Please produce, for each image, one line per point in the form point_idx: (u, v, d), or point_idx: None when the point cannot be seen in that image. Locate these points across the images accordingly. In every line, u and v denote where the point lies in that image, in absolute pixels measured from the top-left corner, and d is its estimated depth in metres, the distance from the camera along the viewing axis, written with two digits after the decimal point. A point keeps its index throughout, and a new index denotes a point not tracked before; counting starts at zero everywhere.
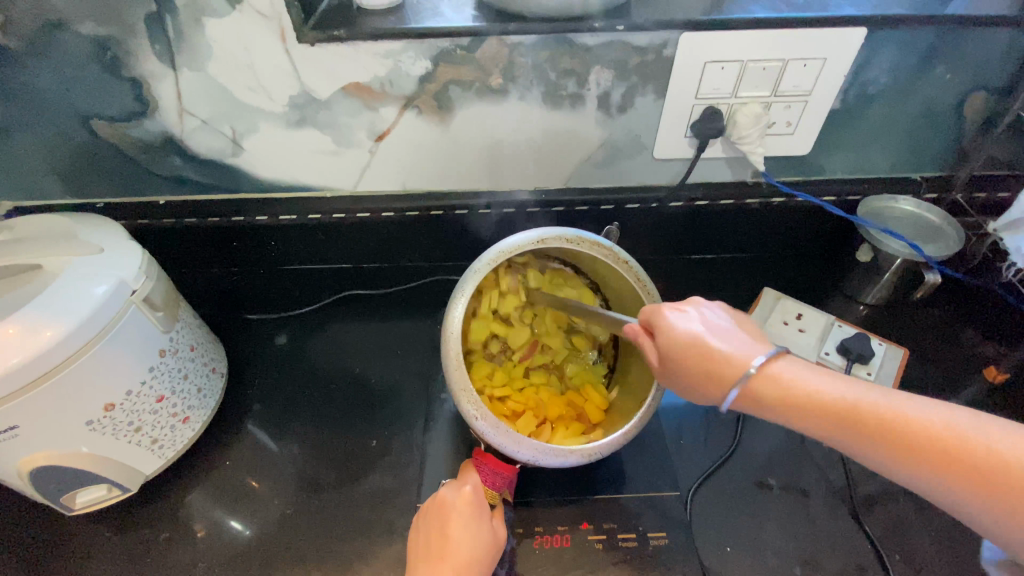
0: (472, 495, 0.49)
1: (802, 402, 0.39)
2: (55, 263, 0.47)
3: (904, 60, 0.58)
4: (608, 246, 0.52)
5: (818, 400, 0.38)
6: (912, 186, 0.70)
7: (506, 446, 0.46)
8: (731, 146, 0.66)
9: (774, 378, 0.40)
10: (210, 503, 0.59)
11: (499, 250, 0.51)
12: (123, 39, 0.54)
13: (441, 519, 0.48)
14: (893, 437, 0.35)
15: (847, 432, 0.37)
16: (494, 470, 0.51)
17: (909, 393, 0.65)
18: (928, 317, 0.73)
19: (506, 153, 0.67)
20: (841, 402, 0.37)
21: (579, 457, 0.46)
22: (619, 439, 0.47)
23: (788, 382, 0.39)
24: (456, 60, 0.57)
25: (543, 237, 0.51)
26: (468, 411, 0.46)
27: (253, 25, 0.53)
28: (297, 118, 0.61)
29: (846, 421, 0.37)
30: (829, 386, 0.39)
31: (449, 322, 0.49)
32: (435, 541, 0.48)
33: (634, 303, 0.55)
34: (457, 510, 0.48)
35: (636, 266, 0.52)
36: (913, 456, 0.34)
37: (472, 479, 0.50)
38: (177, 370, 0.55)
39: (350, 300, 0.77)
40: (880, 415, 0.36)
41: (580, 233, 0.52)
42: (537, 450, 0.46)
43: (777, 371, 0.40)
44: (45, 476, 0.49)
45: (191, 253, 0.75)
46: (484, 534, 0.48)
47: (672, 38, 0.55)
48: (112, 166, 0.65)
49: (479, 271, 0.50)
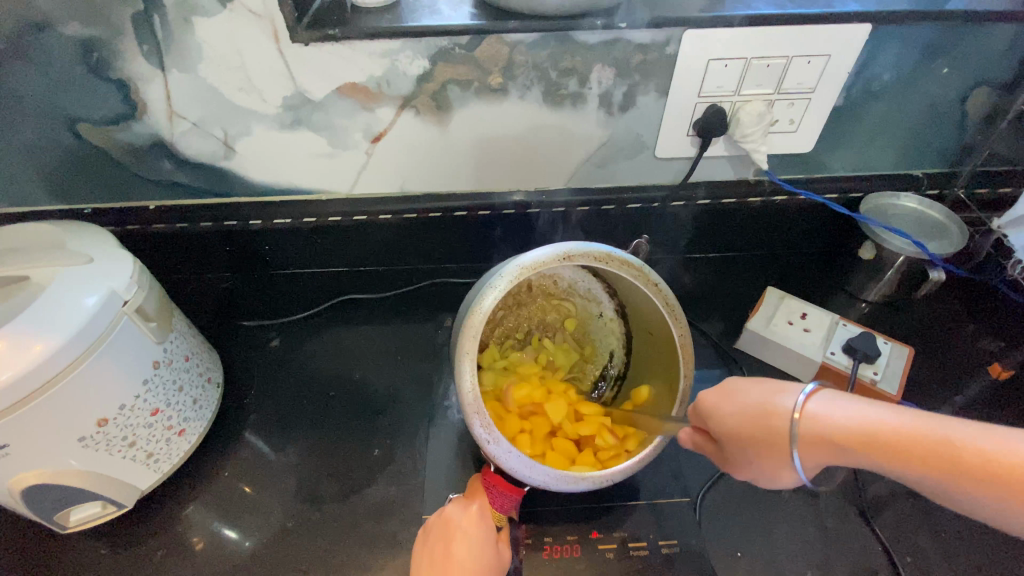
0: (478, 514, 0.49)
1: (857, 442, 0.37)
2: (44, 275, 0.46)
3: (907, 56, 0.58)
4: (638, 266, 0.49)
5: (885, 437, 0.36)
6: (914, 183, 0.70)
7: (520, 471, 0.45)
8: (734, 144, 0.65)
9: (822, 425, 0.38)
10: (208, 516, 0.58)
11: (523, 265, 0.48)
12: (110, 40, 0.52)
13: (447, 539, 0.48)
14: (981, 473, 0.33)
15: (904, 469, 0.35)
16: (504, 493, 0.50)
17: (916, 391, 0.65)
18: (931, 314, 0.73)
19: (505, 153, 0.65)
20: (902, 435, 0.36)
21: (590, 484, 0.46)
22: (629, 467, 0.48)
23: (836, 427, 0.38)
24: (454, 59, 0.55)
25: (569, 253, 0.48)
26: (481, 434, 0.45)
27: (244, 23, 0.52)
28: (291, 120, 0.59)
29: (924, 458, 0.35)
30: (875, 420, 0.37)
31: (467, 338, 0.46)
32: (438, 561, 0.47)
33: (655, 319, 0.54)
34: (465, 529, 0.48)
35: (665, 288, 0.50)
36: (947, 475, 0.34)
37: (479, 499, 0.50)
38: (172, 381, 0.53)
39: (347, 305, 0.76)
40: (933, 443, 0.35)
41: (609, 251, 0.49)
42: (550, 476, 0.46)
43: (818, 412, 0.39)
44: (38, 494, 0.47)
45: (184, 258, 0.73)
46: (488, 555, 0.47)
47: (675, 35, 0.54)
48: (99, 171, 0.63)
49: (500, 285, 0.47)
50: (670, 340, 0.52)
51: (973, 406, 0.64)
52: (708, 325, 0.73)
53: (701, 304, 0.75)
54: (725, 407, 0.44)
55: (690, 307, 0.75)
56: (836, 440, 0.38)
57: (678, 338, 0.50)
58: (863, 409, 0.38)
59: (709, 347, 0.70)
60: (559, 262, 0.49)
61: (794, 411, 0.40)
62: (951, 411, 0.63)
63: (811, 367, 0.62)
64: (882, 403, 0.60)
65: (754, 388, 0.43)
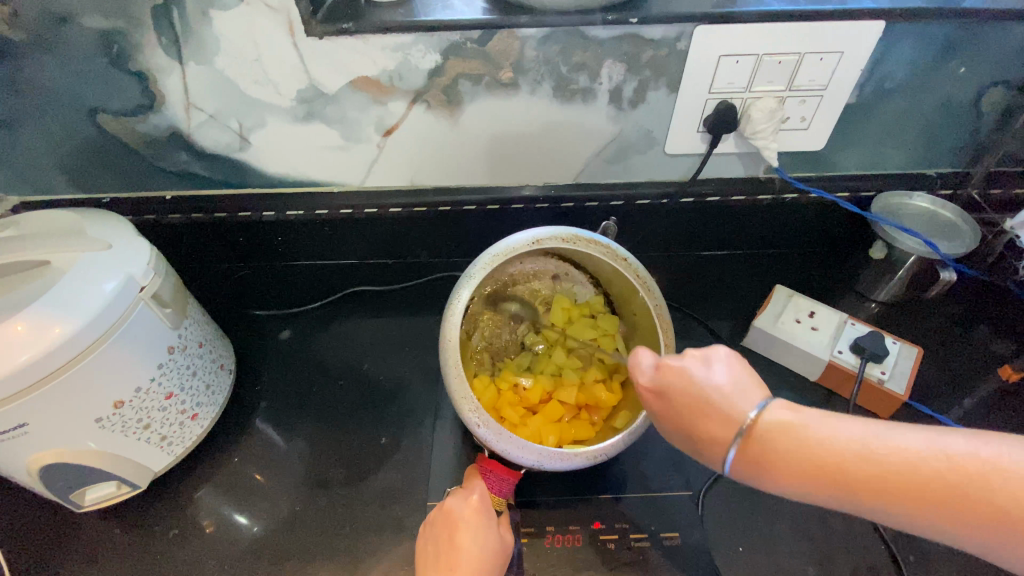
0: (480, 503, 0.49)
1: (802, 474, 0.33)
2: (64, 260, 0.47)
3: (921, 54, 0.57)
4: (604, 243, 0.52)
5: (828, 462, 0.32)
6: (926, 182, 0.70)
7: (512, 452, 0.46)
8: (744, 141, 0.65)
9: (771, 437, 0.34)
10: (219, 499, 0.59)
11: (494, 254, 0.50)
12: (130, 32, 0.53)
13: (451, 527, 0.48)
14: (925, 498, 0.30)
15: (857, 495, 0.32)
16: (500, 477, 0.51)
17: (924, 391, 0.65)
18: (942, 315, 0.72)
19: (516, 148, 0.66)
20: (867, 461, 0.31)
21: (584, 459, 0.47)
22: (622, 440, 0.48)
23: (788, 441, 0.34)
24: (466, 53, 0.56)
25: (539, 238, 0.51)
26: (472, 418, 0.46)
27: (260, 17, 0.53)
28: (305, 113, 0.60)
29: (867, 483, 0.31)
30: (844, 437, 0.33)
31: (448, 324, 0.49)
32: (444, 553, 0.47)
33: (633, 299, 0.56)
34: (467, 518, 0.48)
35: (633, 261, 0.52)
36: (910, 501, 0.30)
37: (478, 487, 0.51)
38: (186, 366, 0.55)
39: (357, 297, 0.77)
40: (897, 468, 0.31)
41: (576, 232, 0.52)
42: (543, 455, 0.46)
43: (778, 429, 0.34)
44: (56, 472, 0.49)
45: (199, 249, 0.75)
46: (491, 543, 0.48)
47: (686, 31, 0.54)
48: (118, 161, 0.64)
49: (474, 276, 0.50)
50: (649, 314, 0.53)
51: (983, 407, 0.63)
52: (715, 321, 0.73)
53: (708, 301, 0.75)
54: (680, 389, 0.39)
55: (697, 304, 0.75)
56: (786, 471, 0.34)
57: (654, 310, 0.51)
58: (808, 416, 0.34)
59: (716, 344, 0.70)
60: (530, 248, 0.52)
61: (751, 420, 0.36)
62: (959, 413, 0.63)
63: (818, 365, 0.62)
64: (889, 402, 0.60)
65: (716, 371, 0.38)
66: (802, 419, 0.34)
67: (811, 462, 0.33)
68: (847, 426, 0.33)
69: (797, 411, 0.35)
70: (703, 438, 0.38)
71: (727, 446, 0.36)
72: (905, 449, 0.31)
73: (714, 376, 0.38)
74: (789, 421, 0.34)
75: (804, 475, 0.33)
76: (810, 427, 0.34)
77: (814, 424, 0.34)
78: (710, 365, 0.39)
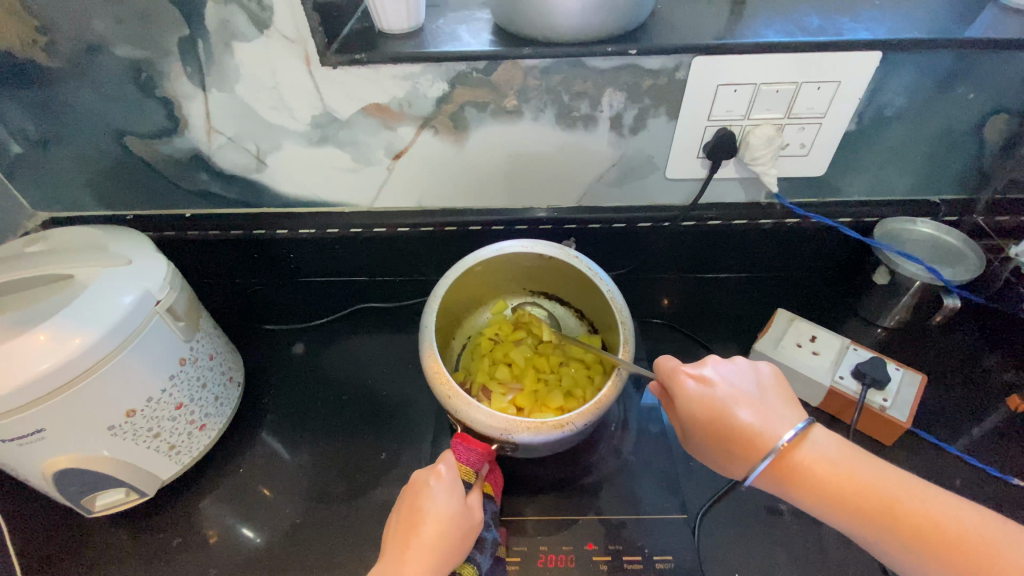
0: (446, 473, 0.47)
1: (821, 489, 0.42)
2: (86, 274, 0.50)
3: (920, 83, 0.58)
4: (562, 248, 0.58)
5: (844, 483, 0.42)
6: (930, 208, 0.70)
7: (482, 419, 0.47)
8: (744, 167, 0.66)
9: (803, 459, 0.43)
10: (223, 507, 0.60)
11: (464, 267, 0.58)
12: (158, 61, 0.56)
13: (412, 496, 0.47)
14: (944, 547, 0.39)
15: (869, 518, 0.41)
16: (470, 448, 0.49)
17: (930, 418, 0.64)
18: (950, 342, 0.71)
19: (521, 171, 0.68)
20: (878, 495, 0.41)
21: (552, 429, 0.46)
22: (593, 413, 0.48)
23: (807, 466, 0.43)
24: (472, 83, 0.58)
25: (504, 250, 0.58)
26: (443, 390, 0.49)
27: (279, 48, 0.56)
28: (319, 136, 0.63)
29: (884, 513, 0.41)
30: (864, 473, 0.42)
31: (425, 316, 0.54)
32: (408, 521, 0.46)
33: (602, 307, 0.59)
34: (432, 487, 0.46)
35: (589, 264, 0.58)
36: (913, 538, 0.39)
37: (446, 458, 0.49)
38: (196, 378, 0.57)
39: (364, 313, 0.79)
40: (909, 509, 0.40)
41: (536, 242, 0.59)
42: (512, 421, 0.47)
43: (810, 453, 0.43)
44: (67, 477, 0.51)
45: (215, 265, 0.78)
46: (453, 507, 0.46)
47: (685, 61, 0.56)
48: (142, 181, 0.68)
49: (446, 283, 0.56)
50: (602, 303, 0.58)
51: (991, 437, 0.62)
52: (717, 344, 0.73)
53: (710, 324, 0.76)
54: (711, 407, 0.46)
55: (699, 326, 0.75)
56: (809, 483, 0.43)
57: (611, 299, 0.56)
58: (836, 451, 0.43)
59: None
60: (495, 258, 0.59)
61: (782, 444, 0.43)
62: (966, 442, 0.62)
63: (819, 390, 0.62)
64: (891, 430, 0.59)
65: (722, 390, 0.47)
66: (838, 453, 0.43)
67: (828, 479, 0.42)
68: (867, 468, 0.42)
69: (832, 444, 0.44)
70: (725, 449, 0.46)
71: (757, 458, 0.44)
72: (923, 502, 0.40)
73: (735, 391, 0.46)
74: (820, 448, 0.43)
75: (828, 494, 0.42)
76: (840, 461, 0.43)
77: (836, 454, 0.43)
78: (738, 383, 0.47)
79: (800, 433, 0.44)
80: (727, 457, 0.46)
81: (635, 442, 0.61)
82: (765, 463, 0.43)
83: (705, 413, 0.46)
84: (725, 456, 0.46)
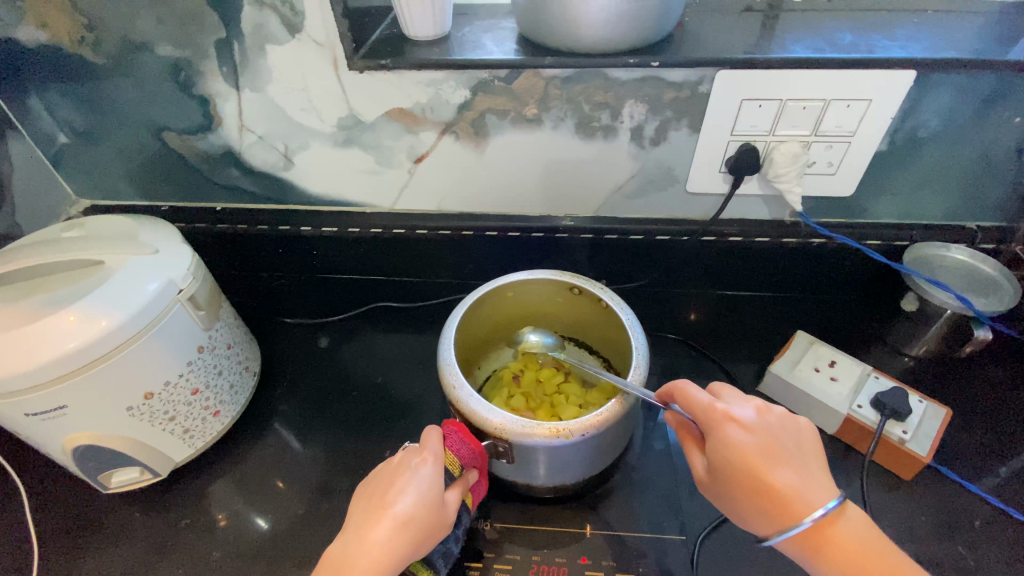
0: (429, 458, 0.46)
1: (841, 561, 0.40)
2: (116, 261, 0.52)
3: (957, 105, 0.56)
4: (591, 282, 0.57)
5: (864, 558, 0.40)
6: (965, 234, 0.67)
7: (482, 411, 0.48)
8: (768, 184, 0.64)
9: (835, 530, 0.40)
10: (232, 492, 0.62)
11: (494, 286, 0.58)
12: (196, 61, 0.59)
13: (392, 473, 0.46)
14: None
15: None
16: (464, 440, 0.47)
17: (954, 455, 0.60)
18: (982, 376, 0.68)
19: (539, 179, 0.68)
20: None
21: (544, 435, 0.46)
22: (592, 424, 0.47)
23: (836, 538, 0.40)
24: (493, 90, 0.59)
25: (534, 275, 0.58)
26: (451, 378, 0.50)
27: (309, 52, 0.58)
28: (344, 138, 0.65)
29: None
30: (885, 551, 0.40)
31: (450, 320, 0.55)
32: (377, 499, 0.44)
33: (623, 347, 0.57)
34: (412, 471, 0.45)
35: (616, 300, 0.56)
36: None
37: (434, 443, 0.47)
38: (213, 365, 0.59)
39: (381, 312, 0.80)
40: None
41: (565, 272, 0.58)
42: (508, 416, 0.47)
43: (842, 526, 0.40)
44: (87, 453, 0.53)
45: (241, 257, 0.80)
46: (428, 492, 0.44)
47: (708, 75, 0.55)
48: (177, 174, 0.71)
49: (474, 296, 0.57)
50: (627, 349, 0.55)
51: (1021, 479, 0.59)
52: (732, 364, 0.72)
53: (727, 343, 0.74)
54: (756, 460, 0.41)
55: (714, 344, 0.74)
56: (833, 553, 0.40)
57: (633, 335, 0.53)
58: (864, 526, 0.41)
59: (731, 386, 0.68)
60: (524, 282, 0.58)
61: (821, 515, 0.40)
62: (993, 483, 0.58)
63: (834, 418, 0.60)
64: (909, 464, 0.56)
65: (769, 443, 0.42)
66: (865, 527, 0.41)
67: (853, 553, 0.40)
68: (888, 547, 0.41)
69: (860, 517, 0.41)
70: (757, 506, 0.41)
71: (791, 523, 0.40)
72: None
73: (780, 446, 0.42)
74: (852, 522, 0.41)
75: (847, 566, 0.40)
76: (866, 536, 0.41)
77: (864, 529, 0.41)
78: (783, 437, 0.43)
79: (838, 504, 0.41)
80: (755, 513, 0.42)
81: (638, 459, 0.61)
82: (800, 529, 0.40)
83: (747, 466, 0.41)
84: (751, 509, 0.42)
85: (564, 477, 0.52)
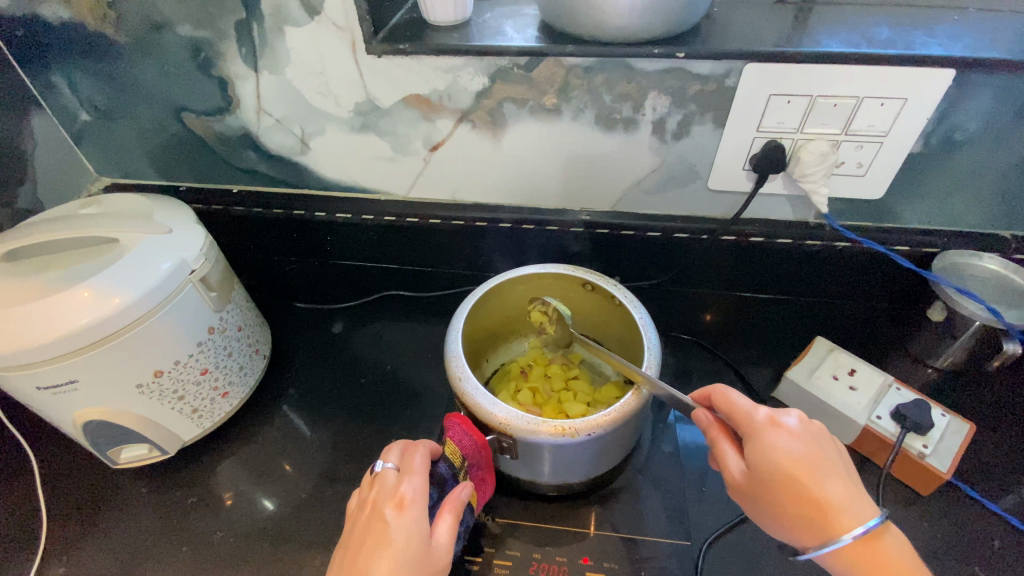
0: (408, 500, 0.42)
1: None
2: (130, 239, 0.52)
3: (999, 106, 0.53)
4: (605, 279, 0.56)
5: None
6: (1000, 244, 0.64)
7: (486, 404, 0.47)
8: (793, 184, 0.62)
9: (880, 549, 0.38)
10: (238, 473, 0.63)
11: (505, 278, 0.57)
12: (215, 41, 0.59)
13: (367, 525, 0.41)
14: None
15: None
16: (467, 431, 0.48)
17: (977, 472, 0.58)
18: (1010, 393, 0.65)
19: (557, 171, 0.67)
20: None
21: (549, 431, 0.45)
22: (600, 422, 0.46)
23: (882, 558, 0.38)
24: (512, 78, 0.58)
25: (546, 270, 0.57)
26: (456, 370, 0.50)
27: (327, 35, 0.57)
28: (360, 124, 0.64)
29: None
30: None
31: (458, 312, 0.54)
32: (355, 561, 0.39)
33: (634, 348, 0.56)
34: (388, 519, 0.41)
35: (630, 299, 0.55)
36: None
37: (411, 480, 0.43)
38: (223, 347, 0.59)
39: (392, 301, 0.80)
40: None
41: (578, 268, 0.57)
42: (513, 412, 0.46)
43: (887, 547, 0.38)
44: (97, 427, 0.54)
45: (256, 241, 0.81)
46: (414, 544, 0.40)
47: (735, 68, 0.53)
48: (195, 155, 0.71)
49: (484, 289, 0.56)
50: (638, 350, 0.54)
51: None
52: (747, 368, 0.70)
53: (743, 346, 0.72)
54: (801, 467, 0.40)
55: (730, 347, 0.72)
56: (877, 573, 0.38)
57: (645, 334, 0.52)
58: (908, 549, 0.39)
59: (745, 391, 0.67)
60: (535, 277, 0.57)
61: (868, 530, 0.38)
62: (1017, 504, 0.56)
63: (851, 429, 0.58)
64: (928, 479, 0.54)
65: (813, 452, 0.40)
66: (908, 551, 0.39)
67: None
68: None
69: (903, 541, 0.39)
70: (798, 515, 0.39)
71: (835, 536, 0.38)
72: None
73: (825, 457, 0.41)
74: (896, 543, 0.39)
75: None
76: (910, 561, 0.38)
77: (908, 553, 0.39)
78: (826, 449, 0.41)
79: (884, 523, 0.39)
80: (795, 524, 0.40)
81: (646, 459, 0.59)
82: (844, 543, 0.38)
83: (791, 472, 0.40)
84: (791, 519, 0.40)
85: (568, 475, 0.51)
